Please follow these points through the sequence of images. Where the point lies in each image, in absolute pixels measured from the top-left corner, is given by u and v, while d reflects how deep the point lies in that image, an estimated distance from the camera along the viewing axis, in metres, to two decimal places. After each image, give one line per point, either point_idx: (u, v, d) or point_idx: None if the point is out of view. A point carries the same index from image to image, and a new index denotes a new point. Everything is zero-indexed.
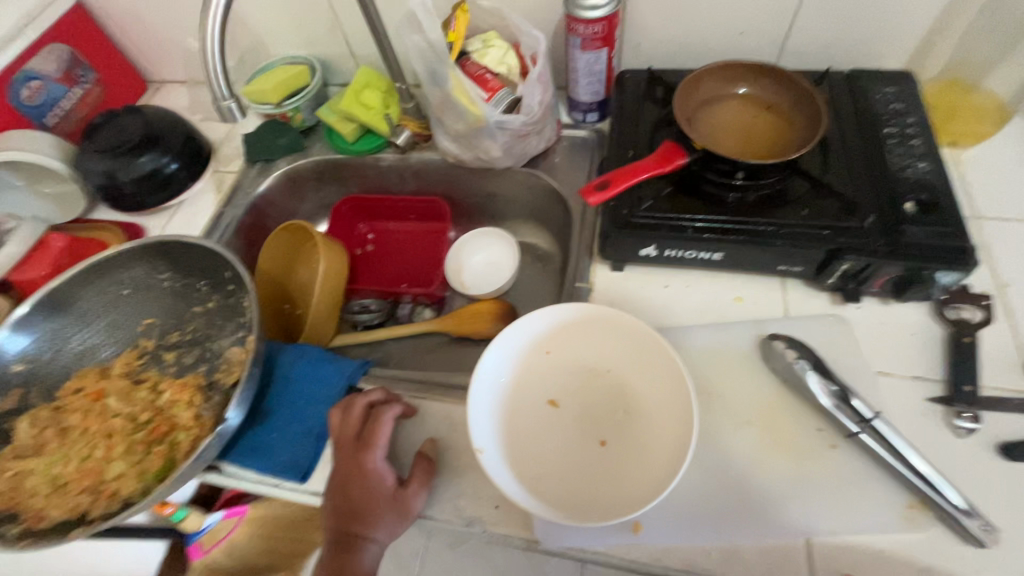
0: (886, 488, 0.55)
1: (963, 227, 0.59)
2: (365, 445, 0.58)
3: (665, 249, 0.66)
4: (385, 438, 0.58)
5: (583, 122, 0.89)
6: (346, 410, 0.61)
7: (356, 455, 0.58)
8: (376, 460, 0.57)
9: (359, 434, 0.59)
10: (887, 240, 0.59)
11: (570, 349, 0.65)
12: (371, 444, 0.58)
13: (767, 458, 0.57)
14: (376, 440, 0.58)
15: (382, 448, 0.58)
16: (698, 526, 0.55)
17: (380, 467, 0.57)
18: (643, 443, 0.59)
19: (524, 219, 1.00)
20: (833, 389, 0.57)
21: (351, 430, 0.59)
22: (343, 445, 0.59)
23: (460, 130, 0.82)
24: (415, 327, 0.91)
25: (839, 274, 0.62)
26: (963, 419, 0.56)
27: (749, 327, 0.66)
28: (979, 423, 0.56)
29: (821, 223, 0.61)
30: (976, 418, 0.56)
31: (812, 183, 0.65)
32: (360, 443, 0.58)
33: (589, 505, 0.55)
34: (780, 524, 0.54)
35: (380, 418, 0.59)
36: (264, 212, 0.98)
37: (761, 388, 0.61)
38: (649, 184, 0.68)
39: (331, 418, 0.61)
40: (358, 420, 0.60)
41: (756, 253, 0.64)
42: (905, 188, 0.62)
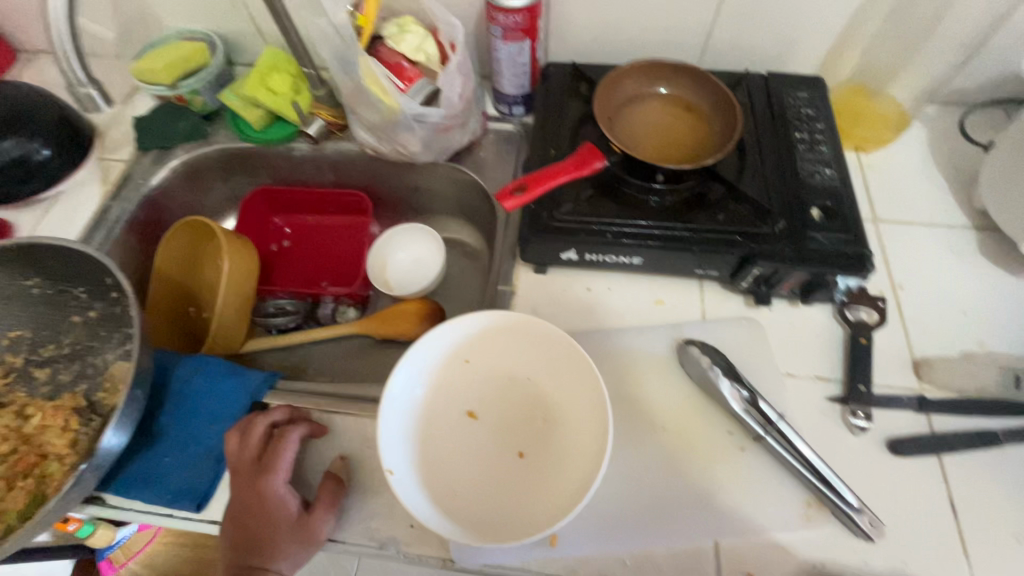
0: (787, 487, 0.57)
1: (862, 234, 0.61)
2: (264, 470, 0.53)
3: (586, 253, 0.65)
4: (287, 461, 0.54)
5: (510, 115, 0.86)
6: (244, 432, 0.56)
7: (254, 481, 0.53)
8: (277, 485, 0.53)
9: (259, 458, 0.55)
10: (795, 247, 0.60)
11: (489, 358, 0.63)
12: (272, 469, 0.53)
13: (680, 462, 0.58)
14: (277, 464, 0.54)
15: (283, 473, 0.54)
16: (613, 534, 0.55)
17: (282, 492, 0.53)
18: (561, 453, 0.58)
19: (451, 214, 0.96)
20: (744, 394, 0.59)
21: (249, 454, 0.54)
22: (241, 471, 0.54)
23: (376, 122, 0.76)
24: (334, 331, 0.86)
25: (751, 279, 0.63)
26: (857, 417, 0.59)
27: (667, 331, 0.66)
28: (872, 421, 0.59)
29: (734, 229, 0.62)
30: (868, 417, 0.59)
31: (727, 187, 0.65)
32: (260, 467, 0.54)
33: (503, 521, 0.54)
34: (691, 528, 0.55)
35: (284, 440, 0.55)
36: (161, 205, 0.88)
37: (676, 393, 0.62)
38: (570, 185, 0.66)
39: (227, 441, 0.56)
40: (257, 442, 0.55)
41: (673, 258, 0.64)
42: (811, 194, 0.64)
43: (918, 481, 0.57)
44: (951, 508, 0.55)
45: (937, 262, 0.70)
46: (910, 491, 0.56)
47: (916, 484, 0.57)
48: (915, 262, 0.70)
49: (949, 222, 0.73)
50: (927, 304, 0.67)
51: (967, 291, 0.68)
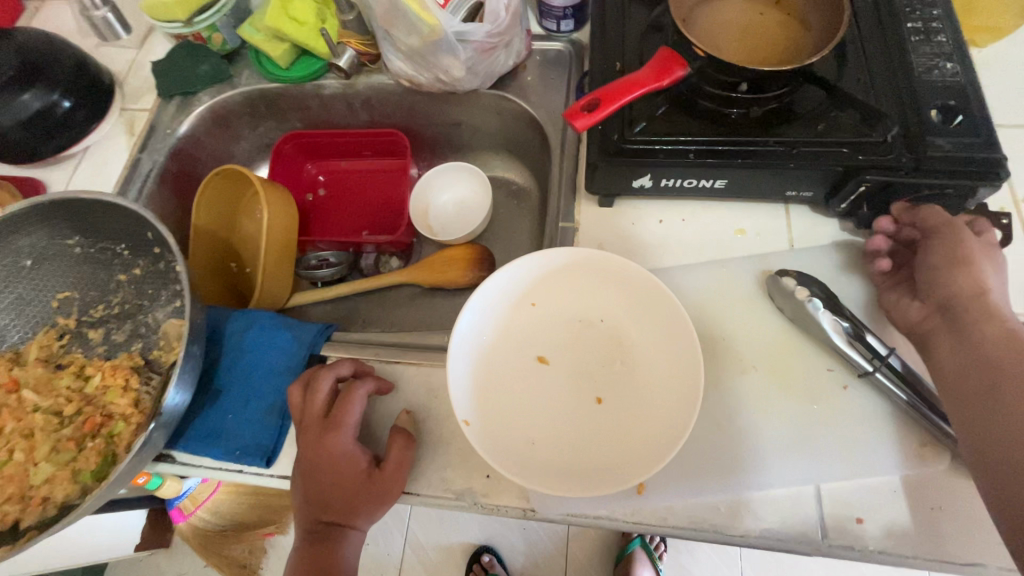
0: (897, 426, 0.52)
1: (994, 135, 0.52)
2: (331, 426, 0.51)
3: (662, 179, 0.59)
4: (354, 416, 0.51)
5: (557, 32, 0.77)
6: (308, 385, 0.54)
7: (321, 437, 0.51)
8: (347, 442, 0.51)
9: (327, 413, 0.52)
10: (911, 155, 0.52)
11: (558, 298, 0.58)
12: (339, 425, 0.51)
13: (775, 404, 0.53)
14: (344, 420, 0.51)
15: (351, 428, 0.51)
16: (705, 479, 0.51)
17: (351, 449, 0.51)
18: (643, 396, 0.54)
19: (494, 150, 0.89)
20: (845, 326, 0.52)
21: (315, 409, 0.52)
22: (308, 427, 0.52)
23: (414, 46, 0.68)
24: (381, 281, 0.82)
25: (854, 197, 0.56)
26: None
27: (753, 263, 0.60)
28: None
29: (837, 139, 0.54)
30: None
31: (827, 92, 0.56)
32: (327, 424, 0.51)
33: (588, 469, 0.50)
34: (791, 471, 0.51)
35: (351, 396, 0.52)
36: (191, 156, 0.84)
37: (767, 328, 0.56)
38: (642, 101, 0.58)
39: (291, 395, 0.54)
40: (324, 397, 0.52)
41: (764, 178, 0.56)
42: (931, 93, 0.54)
43: None
44: None
45: None
46: None
47: None
48: None
49: None
50: None
51: None
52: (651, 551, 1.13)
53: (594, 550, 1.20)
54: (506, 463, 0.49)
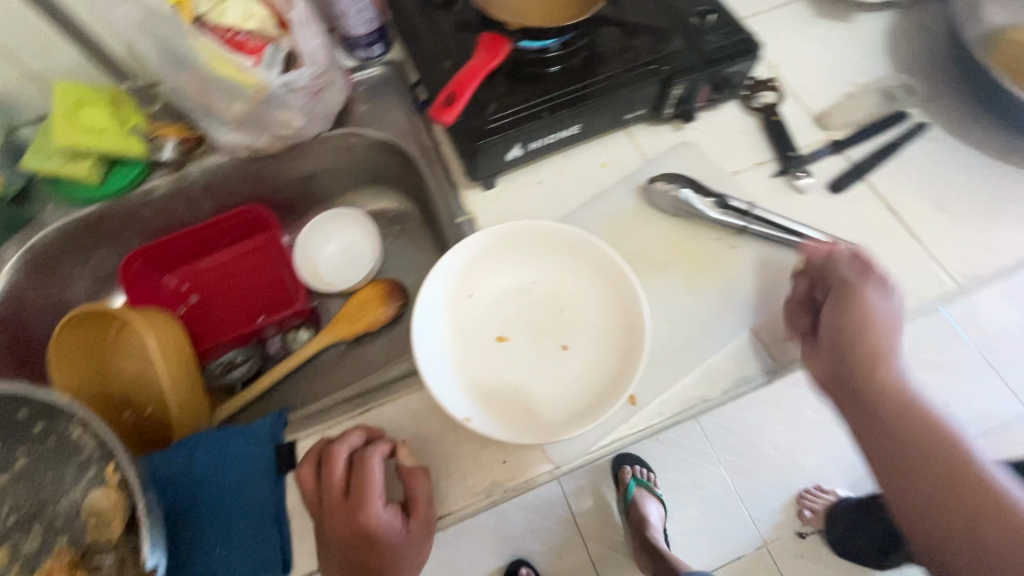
0: (784, 256, 0.64)
1: (740, 21, 0.68)
2: (357, 499, 0.49)
3: (529, 143, 0.65)
4: (378, 482, 0.50)
5: (370, 58, 0.80)
6: (321, 465, 0.52)
7: (350, 514, 0.48)
8: (378, 509, 0.49)
9: (347, 488, 0.50)
10: (698, 54, 0.66)
11: (488, 280, 0.62)
12: (365, 494, 0.49)
13: (696, 283, 0.63)
14: (369, 488, 0.49)
15: (378, 494, 0.49)
16: (674, 366, 0.59)
17: (384, 514, 0.49)
18: (598, 326, 0.59)
19: (357, 188, 0.89)
20: (712, 200, 0.64)
21: (335, 488, 0.50)
22: (332, 508, 0.49)
23: (242, 113, 0.67)
24: (304, 354, 0.78)
25: (674, 101, 0.68)
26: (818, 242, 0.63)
27: (626, 184, 0.69)
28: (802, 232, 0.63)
29: (643, 60, 0.65)
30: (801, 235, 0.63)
31: (619, 28, 0.67)
32: (352, 498, 0.49)
33: (586, 405, 0.54)
34: (729, 330, 0.61)
35: (368, 464, 0.50)
36: (21, 321, 0.71)
37: (661, 229, 0.66)
38: (485, 85, 0.64)
39: (304, 477, 0.52)
40: (340, 472, 0.50)
41: (605, 111, 0.66)
42: (687, 6, 0.68)
43: (862, 203, 0.66)
44: (890, 210, 0.66)
45: (796, 33, 0.79)
46: (862, 214, 0.66)
47: (862, 207, 0.66)
48: (780, 39, 0.78)
49: None
50: (805, 69, 0.76)
51: (829, 45, 0.77)
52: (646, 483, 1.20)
53: (601, 512, 1.26)
54: (517, 432, 0.52)
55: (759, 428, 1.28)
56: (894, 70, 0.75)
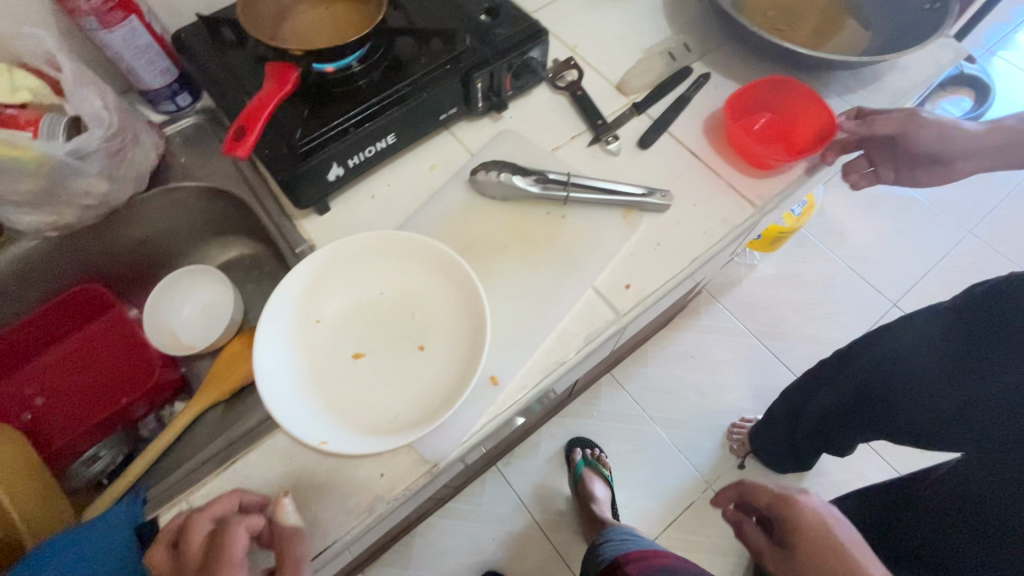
0: (609, 216, 0.69)
1: (523, 11, 0.73)
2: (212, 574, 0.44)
3: (348, 160, 0.66)
4: (240, 553, 0.46)
5: (180, 109, 0.78)
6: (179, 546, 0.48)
7: None
8: None
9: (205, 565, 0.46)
10: (489, 48, 0.69)
11: (334, 300, 0.61)
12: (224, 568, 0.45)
13: (536, 258, 0.66)
14: (228, 560, 0.45)
15: (240, 566, 0.45)
16: (529, 339, 0.62)
17: None
18: (449, 320, 0.61)
19: (202, 243, 0.85)
20: (534, 178, 0.67)
21: (192, 565, 0.46)
22: None
23: (32, 190, 0.62)
24: (176, 428, 0.73)
25: (482, 94, 0.72)
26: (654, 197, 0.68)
27: (456, 181, 0.71)
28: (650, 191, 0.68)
29: (439, 62, 0.68)
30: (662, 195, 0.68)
31: (411, 37, 0.70)
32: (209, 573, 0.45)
33: (447, 397, 0.56)
34: (573, 293, 0.64)
35: (228, 536, 0.46)
36: None
37: (496, 216, 0.69)
38: (288, 113, 0.64)
39: (155, 560, 0.47)
40: (198, 547, 0.47)
41: (417, 116, 0.68)
42: (473, 6, 0.72)
43: (669, 153, 0.73)
44: (692, 154, 0.73)
45: (585, 15, 0.85)
46: (671, 163, 0.72)
47: (669, 157, 0.73)
48: (572, 23, 0.84)
49: None
50: (598, 45, 0.82)
51: (616, 21, 0.85)
52: (595, 463, 1.22)
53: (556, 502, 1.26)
54: (384, 438, 0.52)
55: (678, 379, 1.38)
56: (674, 33, 0.83)
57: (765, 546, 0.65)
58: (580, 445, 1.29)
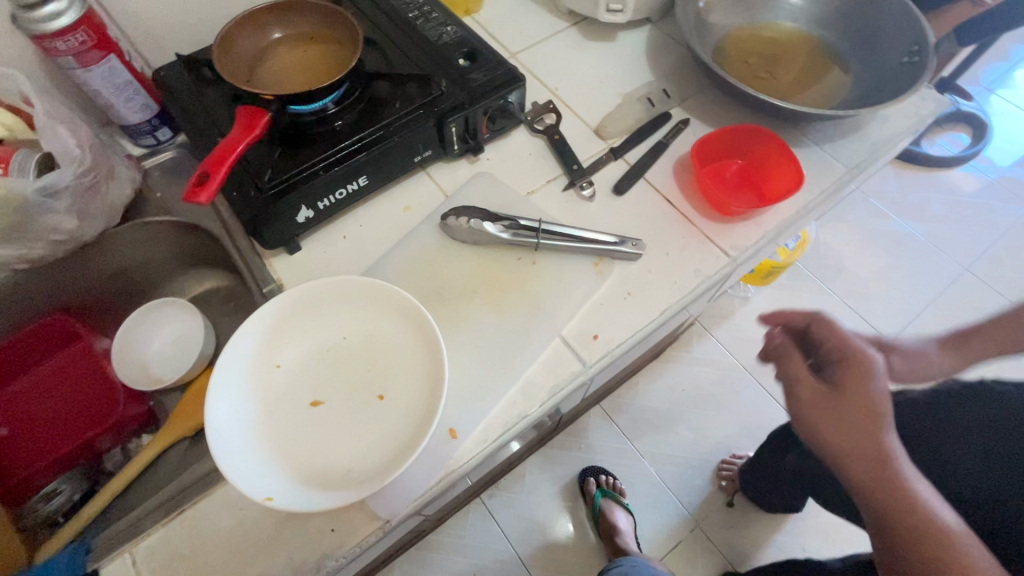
0: (580, 262, 0.68)
1: (501, 56, 0.73)
2: None
3: (317, 203, 0.66)
4: None
5: (159, 143, 0.78)
6: None
7: None
8: None
9: None
10: (465, 92, 0.70)
11: (295, 344, 0.60)
12: None
13: (504, 304, 0.65)
14: None
15: None
16: (492, 389, 0.60)
17: None
18: (410, 369, 0.60)
19: (177, 274, 0.85)
20: (505, 223, 0.67)
21: None
22: None
23: (0, 227, 0.62)
24: (136, 464, 0.72)
25: (457, 137, 0.72)
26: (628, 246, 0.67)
27: (428, 223, 0.71)
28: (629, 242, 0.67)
29: (413, 106, 0.68)
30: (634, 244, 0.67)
31: (388, 80, 0.70)
32: None
33: (402, 451, 0.54)
34: (540, 342, 0.63)
35: None
36: None
37: (466, 259, 0.68)
38: (258, 155, 0.64)
39: None
40: None
41: (389, 159, 0.68)
42: (450, 50, 0.73)
43: (644, 200, 0.72)
44: (668, 201, 0.72)
45: (566, 59, 0.86)
46: (644, 210, 0.72)
47: (644, 203, 0.72)
48: (554, 67, 0.85)
49: (556, 29, 0.90)
50: (578, 88, 0.83)
51: (597, 65, 0.85)
52: (613, 493, 1.20)
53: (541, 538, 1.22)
54: (334, 493, 0.51)
55: (668, 413, 1.34)
56: (654, 78, 0.83)
57: (806, 395, 0.62)
58: (593, 473, 1.25)
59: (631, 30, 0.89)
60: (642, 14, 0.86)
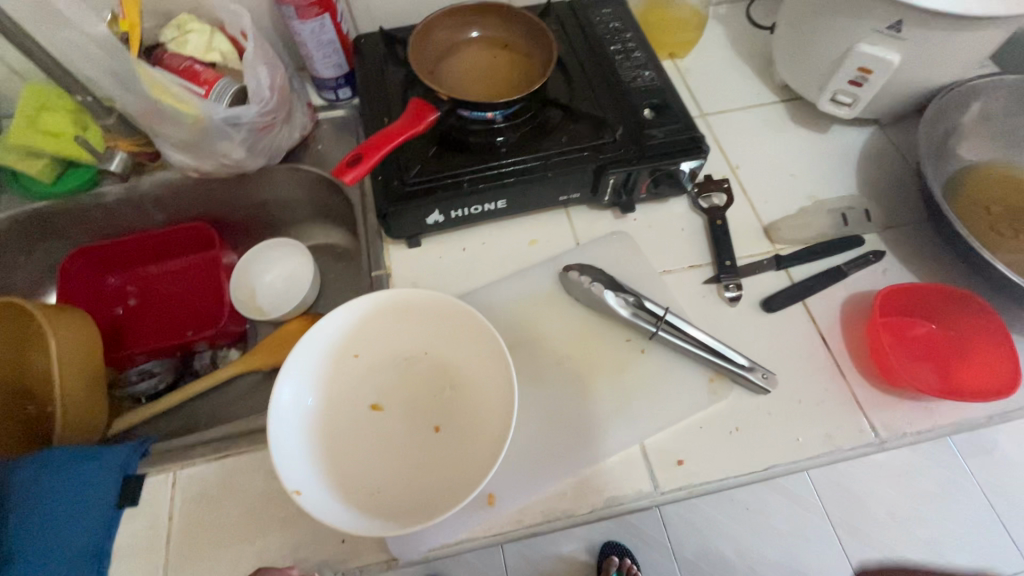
0: (692, 370, 0.59)
1: (691, 119, 0.66)
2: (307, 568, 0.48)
3: (450, 211, 0.64)
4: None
5: (338, 100, 0.82)
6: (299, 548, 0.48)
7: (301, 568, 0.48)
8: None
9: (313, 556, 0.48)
10: (637, 148, 0.64)
11: (378, 343, 0.60)
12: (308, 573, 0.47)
13: (592, 383, 0.59)
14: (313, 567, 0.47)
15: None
16: (547, 470, 0.55)
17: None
18: (473, 414, 0.57)
19: (311, 220, 0.90)
20: (629, 300, 0.60)
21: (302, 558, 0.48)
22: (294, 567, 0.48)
23: (185, 138, 0.68)
24: (216, 378, 0.78)
25: (611, 189, 0.66)
26: (760, 378, 0.57)
27: (548, 266, 0.67)
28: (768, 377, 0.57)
29: (579, 146, 0.63)
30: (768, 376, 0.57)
31: (563, 111, 0.66)
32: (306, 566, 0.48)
33: (436, 500, 0.51)
34: (614, 440, 0.56)
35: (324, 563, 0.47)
36: None
37: (572, 319, 0.63)
38: (414, 147, 0.64)
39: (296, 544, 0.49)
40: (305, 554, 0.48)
41: (534, 190, 0.64)
42: (639, 98, 0.67)
43: (794, 328, 0.62)
44: (823, 341, 0.61)
45: (760, 138, 0.76)
46: (789, 340, 0.61)
47: (792, 332, 0.61)
48: (743, 142, 0.76)
49: (761, 101, 0.80)
50: (762, 176, 0.73)
51: (793, 155, 0.74)
52: None
53: None
54: (360, 514, 0.49)
55: None
56: (858, 192, 0.71)
57: None
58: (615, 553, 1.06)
59: (850, 127, 0.77)
60: (871, 115, 0.73)
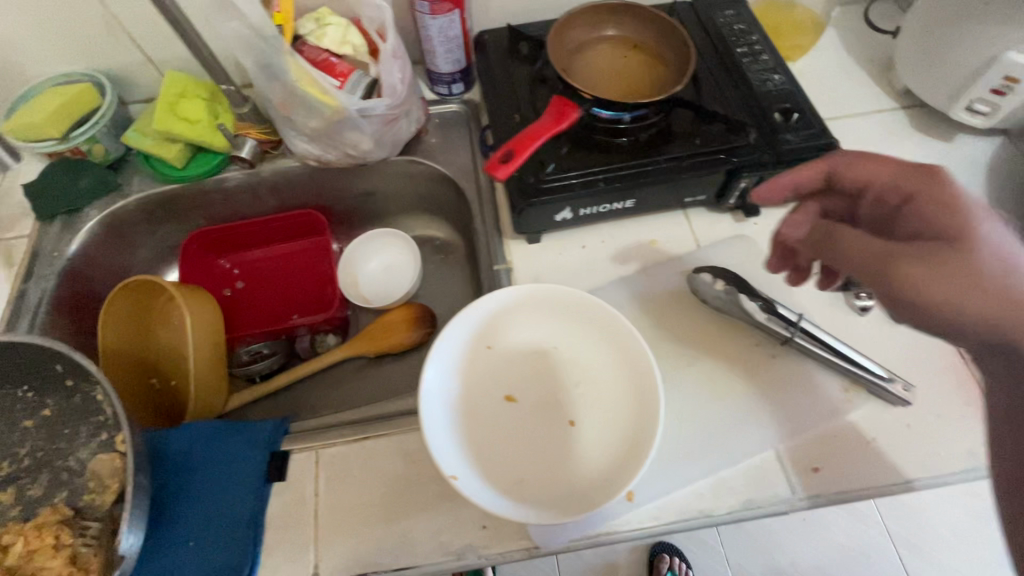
0: (825, 378, 0.59)
1: (825, 125, 0.65)
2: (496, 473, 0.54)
3: (580, 209, 0.65)
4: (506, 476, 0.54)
5: (449, 95, 0.83)
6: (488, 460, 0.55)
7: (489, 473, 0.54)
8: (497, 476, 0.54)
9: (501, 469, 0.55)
10: (772, 152, 0.63)
11: (511, 336, 0.61)
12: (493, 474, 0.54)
13: (722, 385, 0.59)
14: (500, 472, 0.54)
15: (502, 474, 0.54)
16: (682, 469, 0.55)
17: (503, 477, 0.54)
18: (609, 410, 0.57)
19: (412, 212, 0.92)
20: (760, 304, 0.59)
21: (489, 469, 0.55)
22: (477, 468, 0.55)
23: (317, 128, 0.71)
24: (322, 361, 0.79)
25: (738, 193, 0.66)
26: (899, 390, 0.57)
27: (671, 267, 0.67)
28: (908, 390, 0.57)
29: (712, 148, 0.63)
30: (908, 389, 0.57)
31: (693, 111, 0.66)
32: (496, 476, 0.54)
33: (580, 494, 0.52)
34: (749, 443, 0.56)
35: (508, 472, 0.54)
36: (86, 277, 0.77)
37: (698, 321, 0.63)
38: (547, 145, 0.65)
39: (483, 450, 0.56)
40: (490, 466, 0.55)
41: (662, 190, 0.65)
42: (771, 101, 0.66)
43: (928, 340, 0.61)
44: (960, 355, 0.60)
45: (882, 146, 0.75)
46: (923, 353, 0.60)
47: (926, 344, 0.60)
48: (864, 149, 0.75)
49: (882, 108, 0.78)
50: None
51: None
52: None
53: None
54: (510, 501, 0.51)
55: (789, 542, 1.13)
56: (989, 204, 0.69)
57: None
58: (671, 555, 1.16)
59: (977, 137, 0.75)
60: (1005, 125, 0.71)
